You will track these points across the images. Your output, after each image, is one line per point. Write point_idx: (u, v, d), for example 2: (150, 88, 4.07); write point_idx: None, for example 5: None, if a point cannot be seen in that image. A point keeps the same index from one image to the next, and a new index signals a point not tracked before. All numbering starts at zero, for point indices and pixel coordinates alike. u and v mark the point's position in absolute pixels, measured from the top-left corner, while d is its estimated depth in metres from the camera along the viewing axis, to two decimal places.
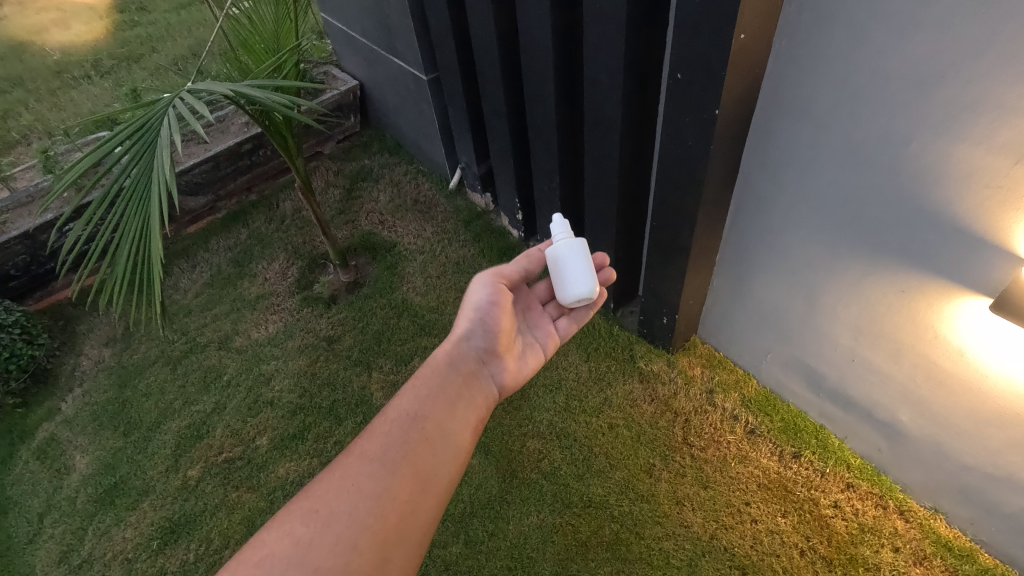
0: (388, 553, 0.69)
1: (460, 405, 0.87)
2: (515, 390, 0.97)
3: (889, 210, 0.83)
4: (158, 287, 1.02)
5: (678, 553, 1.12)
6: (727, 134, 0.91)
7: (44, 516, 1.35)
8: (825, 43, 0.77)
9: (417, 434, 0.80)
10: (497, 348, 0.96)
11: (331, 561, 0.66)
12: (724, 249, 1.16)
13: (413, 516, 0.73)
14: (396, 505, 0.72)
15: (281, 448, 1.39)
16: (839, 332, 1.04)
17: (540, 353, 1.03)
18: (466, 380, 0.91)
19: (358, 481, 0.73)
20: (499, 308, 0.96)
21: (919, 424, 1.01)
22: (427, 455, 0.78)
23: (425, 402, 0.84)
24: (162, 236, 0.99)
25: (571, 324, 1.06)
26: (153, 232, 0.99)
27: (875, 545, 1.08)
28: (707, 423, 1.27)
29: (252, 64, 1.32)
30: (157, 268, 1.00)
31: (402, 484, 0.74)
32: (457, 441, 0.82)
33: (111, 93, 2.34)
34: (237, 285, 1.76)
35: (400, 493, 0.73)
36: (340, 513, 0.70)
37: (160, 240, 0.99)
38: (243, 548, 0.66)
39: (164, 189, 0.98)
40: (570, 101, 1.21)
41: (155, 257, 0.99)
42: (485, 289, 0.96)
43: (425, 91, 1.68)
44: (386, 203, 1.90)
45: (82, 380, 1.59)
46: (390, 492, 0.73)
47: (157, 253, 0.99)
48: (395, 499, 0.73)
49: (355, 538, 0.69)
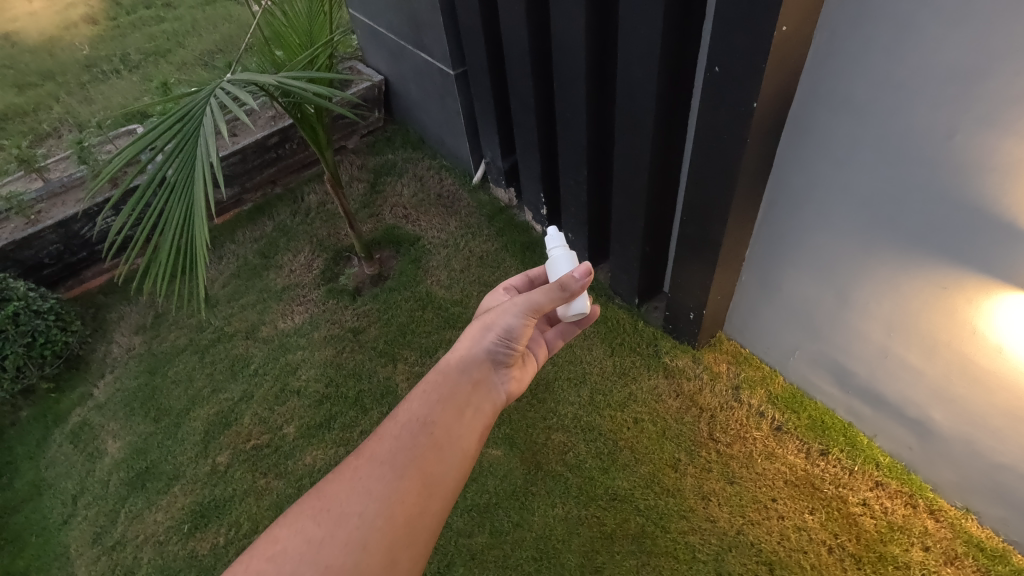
0: (396, 555, 0.71)
1: (468, 412, 0.86)
2: (519, 395, 0.98)
3: (927, 205, 0.83)
4: (203, 273, 1.04)
5: (704, 547, 1.12)
6: (764, 128, 0.90)
7: (78, 498, 1.38)
8: (867, 36, 0.77)
9: (425, 439, 0.80)
10: (511, 357, 0.95)
11: (340, 559, 0.68)
12: (754, 244, 1.16)
13: (420, 519, 0.74)
14: (405, 507, 0.73)
15: (308, 436, 1.41)
16: (871, 329, 1.03)
17: (535, 361, 1.04)
18: (476, 387, 0.89)
19: (368, 483, 0.74)
20: (528, 332, 0.93)
21: (952, 423, 1.01)
22: (435, 461, 0.78)
23: (434, 406, 0.84)
24: (207, 218, 1.01)
25: (559, 338, 1.09)
26: (198, 214, 1.01)
27: (904, 544, 1.07)
28: (733, 419, 1.27)
29: (286, 57, 1.34)
30: (202, 251, 1.02)
31: (409, 488, 0.75)
32: (465, 447, 0.82)
33: (140, 87, 2.38)
34: (263, 276, 1.78)
35: (408, 496, 0.74)
36: (350, 513, 0.71)
37: (206, 222, 1.01)
38: (257, 543, 0.69)
39: (209, 171, 1.00)
40: (600, 95, 1.21)
41: (201, 240, 1.01)
42: (520, 316, 0.90)
43: (451, 86, 1.69)
44: (410, 197, 1.92)
45: (113, 366, 1.63)
46: (399, 495, 0.74)
47: (202, 236, 1.01)
48: (403, 502, 0.74)
49: (365, 538, 0.70)
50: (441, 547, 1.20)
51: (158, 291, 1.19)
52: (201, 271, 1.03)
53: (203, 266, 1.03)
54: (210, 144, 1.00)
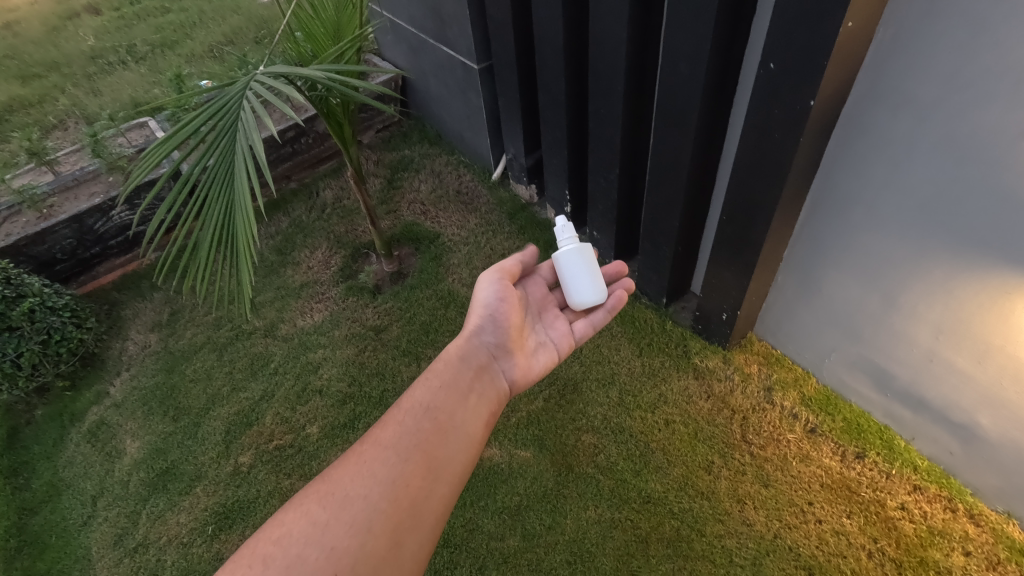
0: (402, 537, 0.67)
1: (472, 398, 0.84)
2: (525, 388, 0.93)
3: (990, 207, 0.82)
4: (247, 267, 1.03)
5: (742, 551, 1.11)
6: (819, 125, 0.89)
7: (97, 498, 1.36)
8: (936, 35, 0.75)
9: (430, 424, 0.77)
10: (509, 343, 0.91)
11: (345, 541, 0.65)
12: (794, 244, 1.15)
13: (425, 502, 0.70)
14: (409, 490, 0.70)
15: (333, 437, 1.38)
16: (917, 331, 1.03)
17: (552, 351, 0.98)
18: (478, 374, 0.87)
19: (373, 467, 0.71)
20: (510, 306, 0.92)
21: (1000, 427, 1.01)
22: (439, 445, 0.75)
23: (438, 393, 0.81)
24: (251, 211, 1.00)
25: (588, 327, 1.00)
26: (242, 206, 1.00)
27: (945, 548, 1.06)
28: (766, 421, 1.26)
29: (313, 52, 1.32)
30: (247, 244, 1.01)
31: (414, 471, 0.72)
32: (470, 432, 0.79)
33: (148, 79, 2.34)
34: (281, 273, 1.75)
35: (413, 480, 0.71)
36: (355, 496, 0.68)
37: (251, 215, 0.99)
38: (263, 527, 0.66)
39: (251, 162, 0.99)
40: (638, 92, 1.19)
41: (246, 233, 1.00)
42: (496, 287, 0.91)
43: (475, 80, 1.66)
44: (429, 193, 1.89)
45: (129, 364, 1.60)
46: (404, 478, 0.71)
47: (246, 231, 1.00)
48: (408, 485, 0.71)
49: (370, 520, 0.67)
50: (472, 550, 1.18)
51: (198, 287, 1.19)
52: (246, 265, 1.02)
53: (247, 259, 1.02)
54: (251, 135, 0.99)
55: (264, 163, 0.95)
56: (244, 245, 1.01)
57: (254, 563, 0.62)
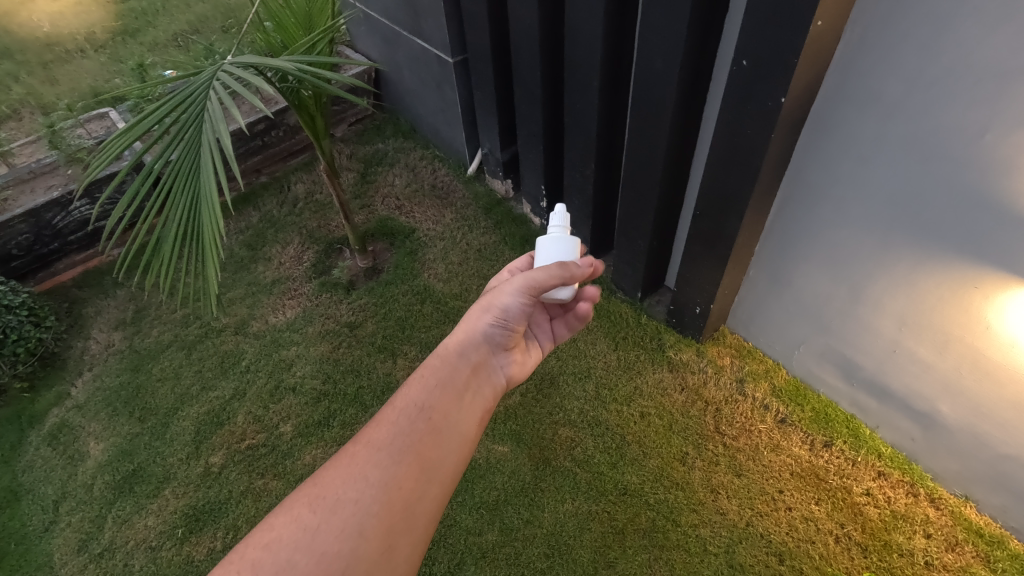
0: (395, 540, 0.66)
1: (467, 398, 0.81)
2: (520, 381, 0.93)
3: (950, 202, 0.85)
4: (214, 263, 1.00)
5: (715, 539, 1.13)
6: (788, 122, 0.91)
7: (59, 504, 1.31)
8: (902, 34, 0.78)
9: (424, 424, 0.75)
10: (510, 340, 0.90)
11: (337, 546, 0.63)
12: (765, 238, 1.17)
13: (418, 503, 0.69)
14: (402, 493, 0.68)
15: (307, 435, 1.36)
16: (883, 323, 1.06)
17: (539, 349, 1.00)
18: (475, 371, 0.85)
19: (365, 469, 0.69)
20: (526, 313, 0.87)
21: (959, 414, 1.05)
22: (434, 446, 0.73)
23: (433, 392, 0.78)
24: (218, 204, 0.97)
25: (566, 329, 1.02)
26: (208, 199, 0.97)
27: (908, 532, 1.10)
28: (738, 413, 1.28)
29: (283, 43, 1.29)
30: (214, 240, 0.98)
31: (407, 473, 0.70)
32: (465, 432, 0.78)
33: (109, 67, 2.24)
34: (252, 269, 1.71)
35: (405, 482, 0.69)
36: (346, 500, 0.66)
37: (217, 210, 0.97)
38: (252, 531, 0.64)
39: (217, 154, 0.96)
40: (613, 87, 1.20)
41: (213, 228, 0.97)
42: (518, 294, 0.85)
43: (450, 74, 1.64)
44: (403, 187, 1.87)
45: (91, 364, 1.54)
46: (397, 480, 0.69)
47: (212, 226, 0.97)
48: (401, 487, 0.69)
49: (362, 524, 0.65)
50: (450, 545, 1.18)
51: (162, 284, 1.15)
52: (212, 261, 1.00)
53: (214, 255, 0.99)
54: (218, 127, 0.96)
55: (232, 156, 0.93)
56: (210, 241, 0.98)
57: (242, 568, 0.60)
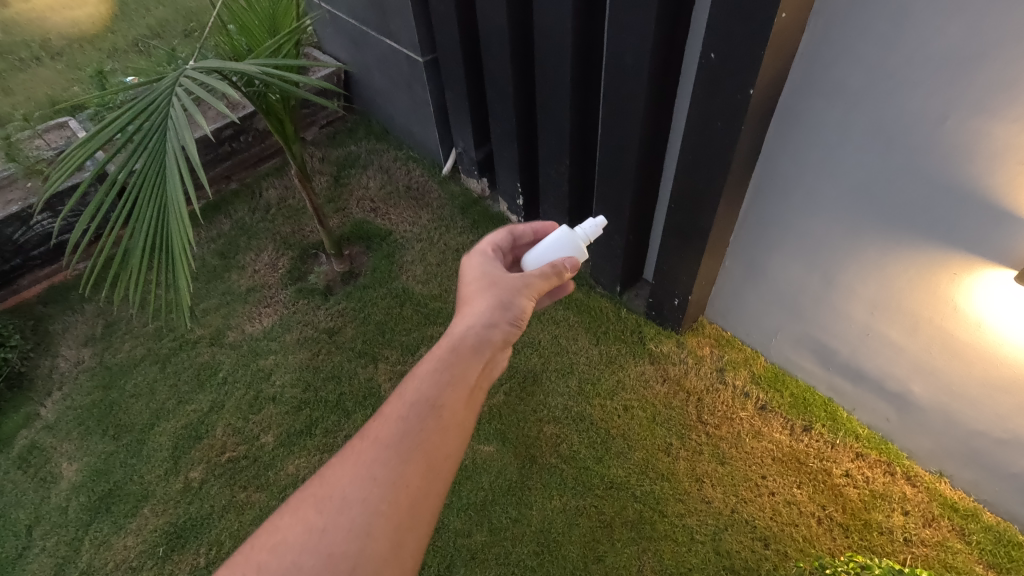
0: (403, 537, 0.63)
1: (476, 396, 0.76)
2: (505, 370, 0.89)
3: (917, 187, 0.87)
4: (185, 274, 0.97)
5: (702, 528, 1.14)
6: (757, 114, 0.92)
7: (33, 528, 1.27)
8: (865, 24, 0.79)
9: (432, 422, 0.70)
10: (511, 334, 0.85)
11: (344, 546, 0.60)
12: (739, 229, 1.19)
13: (426, 500, 0.66)
14: (410, 490, 0.65)
15: (289, 445, 1.34)
16: (856, 308, 1.09)
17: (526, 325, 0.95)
18: (486, 370, 0.78)
19: (371, 468, 0.65)
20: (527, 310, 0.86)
21: (931, 394, 1.08)
22: (443, 442, 0.69)
23: (444, 387, 0.73)
24: (185, 213, 0.94)
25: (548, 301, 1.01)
26: (175, 209, 0.94)
27: (887, 510, 1.13)
28: (719, 401, 1.30)
29: (247, 46, 1.27)
30: (184, 251, 0.95)
31: (415, 470, 0.66)
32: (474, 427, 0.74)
33: (66, 75, 2.17)
34: (225, 277, 1.68)
35: (413, 479, 0.66)
36: (351, 499, 0.63)
37: (185, 219, 0.94)
38: (258, 533, 0.62)
39: (183, 162, 0.93)
40: (584, 83, 1.20)
41: (181, 238, 0.94)
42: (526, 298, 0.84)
43: (420, 74, 1.63)
44: (378, 190, 1.84)
45: (61, 382, 1.50)
46: (404, 479, 0.65)
47: (180, 236, 0.95)
48: (408, 485, 0.65)
49: (369, 523, 0.62)
50: (439, 549, 1.17)
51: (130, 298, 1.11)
52: (183, 273, 0.97)
53: (185, 266, 0.96)
54: (183, 134, 0.93)
55: (197, 163, 0.90)
56: (180, 252, 0.96)
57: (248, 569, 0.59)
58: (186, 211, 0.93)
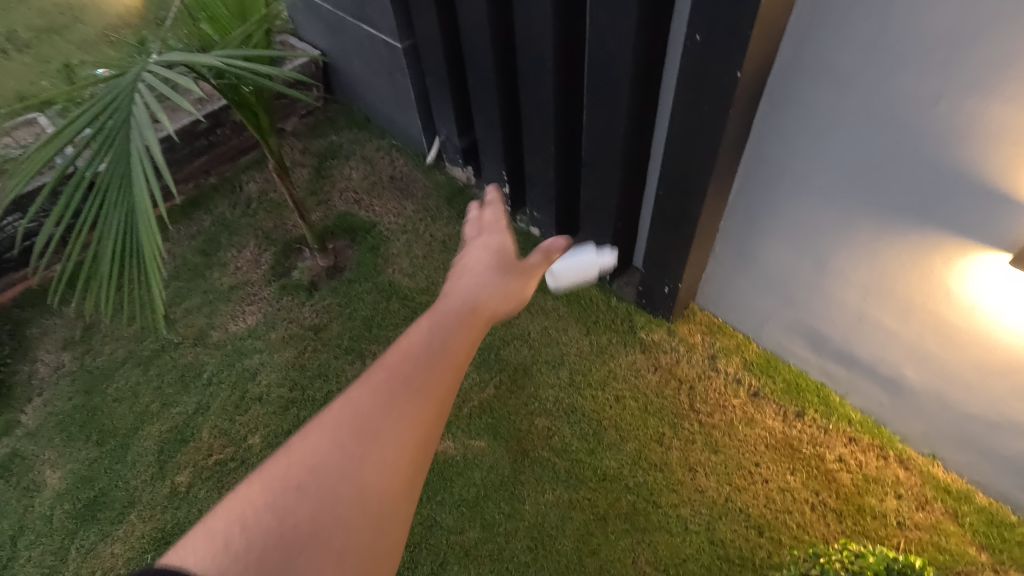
0: (406, 487, 0.54)
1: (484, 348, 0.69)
2: None
3: (910, 170, 0.84)
4: (157, 278, 0.94)
5: (696, 518, 1.14)
6: (745, 98, 0.89)
7: (18, 538, 1.25)
8: (855, 2, 0.76)
9: (446, 365, 0.61)
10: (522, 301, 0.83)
11: (345, 494, 0.51)
12: (729, 214, 1.16)
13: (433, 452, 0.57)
14: (418, 436, 0.56)
15: (277, 445, 1.32)
16: (848, 293, 1.07)
17: None
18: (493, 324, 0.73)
19: (375, 408, 0.56)
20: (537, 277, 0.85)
21: (925, 378, 1.07)
22: (454, 388, 0.60)
23: (456, 330, 0.65)
24: (154, 215, 0.91)
25: None
26: (143, 212, 0.90)
27: (880, 494, 1.13)
28: (712, 389, 1.29)
29: (216, 36, 1.21)
30: (154, 255, 0.91)
31: (424, 417, 0.57)
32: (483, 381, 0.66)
33: (35, 69, 2.09)
34: (206, 276, 1.64)
35: (422, 426, 0.56)
36: (353, 444, 0.54)
37: (154, 222, 0.90)
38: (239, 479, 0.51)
39: (149, 162, 0.89)
40: (568, 68, 1.17)
41: (150, 242, 0.90)
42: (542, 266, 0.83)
43: (400, 60, 1.58)
44: (361, 181, 1.80)
45: (41, 388, 1.46)
46: (411, 425, 0.56)
47: (150, 242, 0.91)
48: (415, 431, 0.56)
49: (373, 469, 0.53)
50: (432, 547, 1.16)
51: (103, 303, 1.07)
52: (154, 277, 0.93)
53: (156, 271, 0.92)
54: (146, 134, 0.89)
55: (163, 164, 0.86)
56: (150, 256, 0.92)
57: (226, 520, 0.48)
58: (154, 215, 0.89)
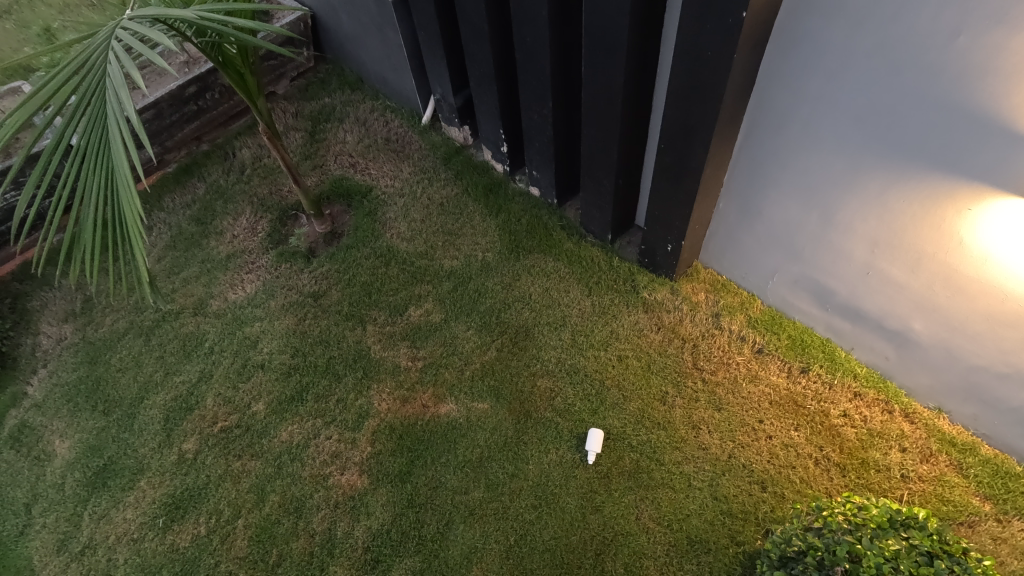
0: None
1: None
2: None
3: (924, 114, 0.80)
4: (140, 250, 0.91)
5: (699, 475, 1.14)
6: (751, 41, 0.84)
7: (32, 506, 1.27)
8: None
9: None
10: None
11: None
12: (733, 168, 1.13)
13: None
14: None
15: (281, 411, 1.32)
16: (854, 246, 1.04)
17: None
18: None
19: None
20: None
21: (933, 332, 1.05)
22: None
23: None
24: (133, 185, 0.88)
25: None
26: (122, 179, 0.88)
27: (884, 448, 1.12)
28: (715, 346, 1.27)
29: None
30: (135, 223, 0.89)
31: None
32: None
33: (17, 35, 2.03)
34: (203, 245, 1.62)
35: None
36: None
37: (133, 191, 0.87)
38: None
39: (126, 129, 0.86)
40: (564, 16, 1.11)
41: (131, 211, 0.88)
42: None
43: (390, 15, 1.51)
44: (355, 144, 1.76)
45: (45, 360, 1.46)
46: None
47: (130, 209, 0.88)
48: None
49: None
50: (438, 507, 1.17)
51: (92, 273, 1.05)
52: (138, 248, 0.91)
53: (138, 241, 0.90)
54: (123, 98, 0.86)
55: (140, 130, 0.82)
56: (132, 227, 0.90)
57: None
58: (134, 183, 0.87)
